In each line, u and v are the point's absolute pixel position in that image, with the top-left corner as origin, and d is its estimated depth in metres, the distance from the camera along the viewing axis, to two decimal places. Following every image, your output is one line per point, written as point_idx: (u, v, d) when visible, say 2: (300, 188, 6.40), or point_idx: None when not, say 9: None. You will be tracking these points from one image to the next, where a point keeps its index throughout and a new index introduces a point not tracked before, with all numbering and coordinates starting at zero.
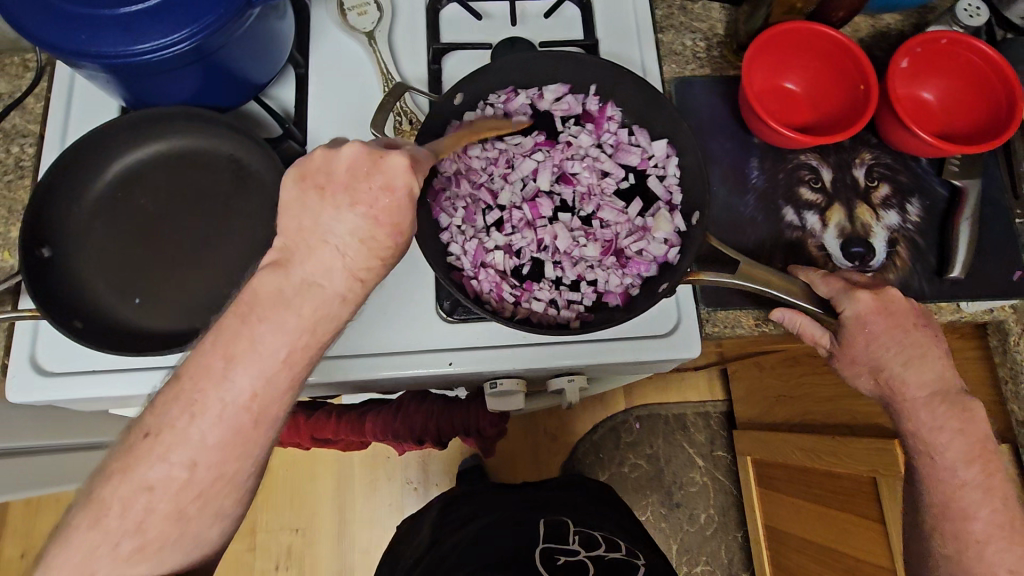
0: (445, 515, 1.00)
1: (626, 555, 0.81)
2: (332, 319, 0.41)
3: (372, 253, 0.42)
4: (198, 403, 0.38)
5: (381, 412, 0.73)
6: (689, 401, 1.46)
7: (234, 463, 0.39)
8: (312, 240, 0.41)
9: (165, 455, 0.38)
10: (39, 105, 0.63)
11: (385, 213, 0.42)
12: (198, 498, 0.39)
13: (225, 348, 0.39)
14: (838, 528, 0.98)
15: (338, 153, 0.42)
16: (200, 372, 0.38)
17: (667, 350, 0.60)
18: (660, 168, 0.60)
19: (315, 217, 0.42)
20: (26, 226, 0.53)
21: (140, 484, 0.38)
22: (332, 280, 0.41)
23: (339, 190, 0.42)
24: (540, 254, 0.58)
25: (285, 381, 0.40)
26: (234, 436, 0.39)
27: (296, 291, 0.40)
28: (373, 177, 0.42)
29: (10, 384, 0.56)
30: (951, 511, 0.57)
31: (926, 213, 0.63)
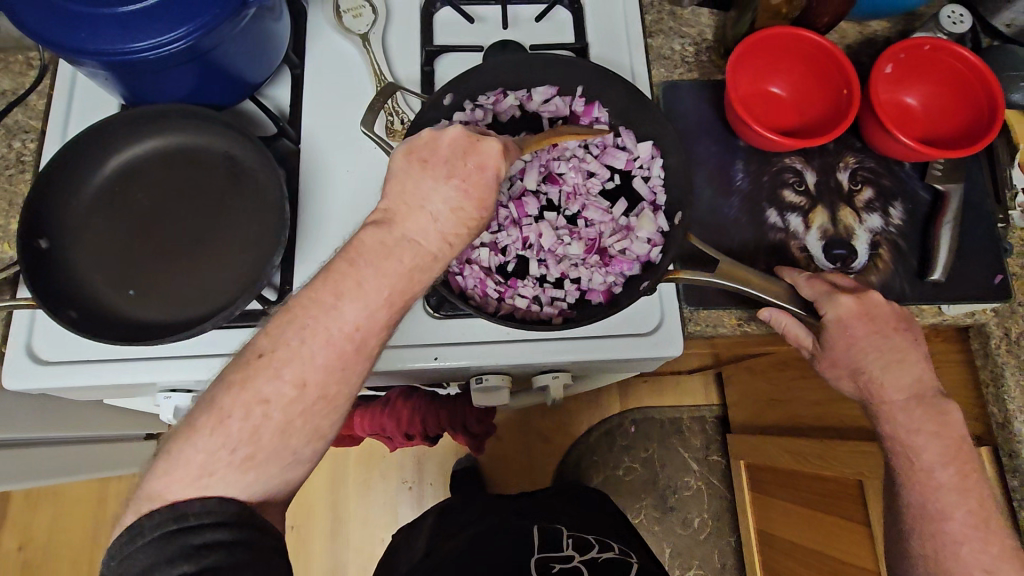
0: (440, 525, 0.99)
1: (619, 556, 0.83)
2: (426, 272, 0.44)
3: (461, 222, 0.44)
4: (310, 327, 0.41)
5: (370, 406, 0.74)
6: (683, 405, 1.46)
7: (335, 386, 0.42)
8: (410, 206, 0.44)
9: (277, 371, 0.41)
10: (41, 101, 0.65)
11: (476, 188, 0.44)
12: (302, 415, 0.41)
13: (335, 285, 0.42)
14: (826, 532, 0.98)
15: (442, 132, 0.45)
16: (312, 302, 0.42)
17: (649, 348, 0.61)
18: (644, 170, 0.61)
19: (416, 183, 0.44)
20: (24, 217, 0.54)
21: (257, 396, 0.41)
22: (426, 241, 0.44)
23: (440, 165, 0.45)
24: (525, 252, 0.60)
25: (383, 320, 0.43)
26: (339, 359, 0.42)
27: (394, 246, 0.43)
28: (470, 154, 0.45)
29: (7, 372, 0.57)
30: (929, 512, 0.57)
31: (909, 217, 0.64)
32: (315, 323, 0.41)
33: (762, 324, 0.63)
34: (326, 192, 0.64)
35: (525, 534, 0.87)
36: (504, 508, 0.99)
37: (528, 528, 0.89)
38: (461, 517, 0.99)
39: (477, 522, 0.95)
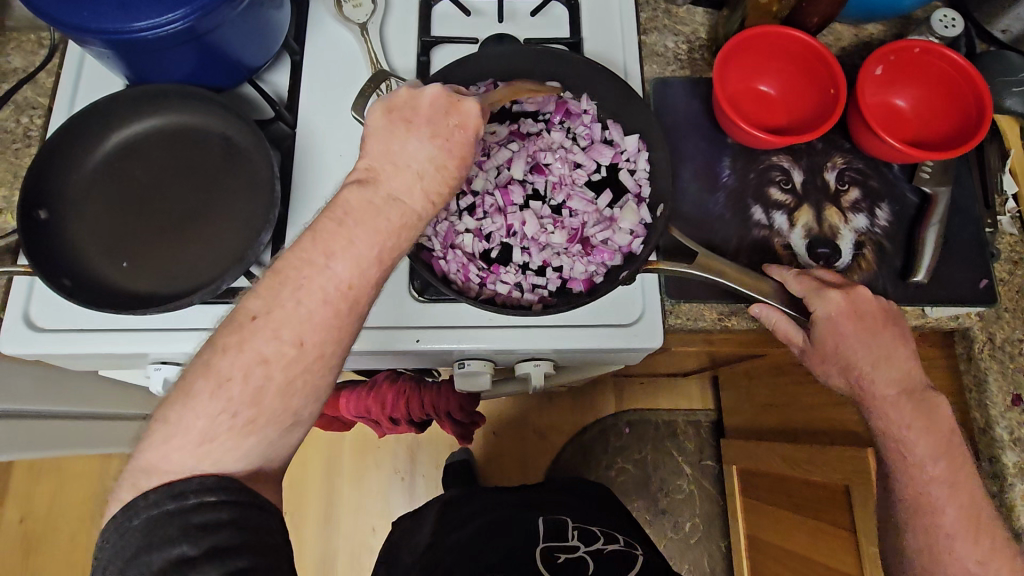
0: (445, 516, 0.96)
1: (624, 546, 0.85)
2: (413, 231, 0.46)
3: (444, 182, 0.47)
4: (304, 286, 0.41)
5: (357, 388, 0.76)
6: (678, 408, 1.46)
7: (334, 344, 0.43)
8: (393, 164, 0.46)
9: (276, 331, 0.41)
10: (50, 80, 0.67)
11: (459, 146, 0.47)
12: (303, 373, 0.42)
13: (325, 244, 0.42)
14: (813, 536, 0.98)
15: (422, 92, 0.48)
16: (303, 261, 0.42)
17: (628, 339, 0.61)
18: (630, 163, 0.62)
19: (400, 142, 0.46)
20: (25, 187, 0.56)
21: (257, 356, 0.40)
22: (412, 199, 0.45)
23: (422, 122, 0.47)
24: (509, 240, 0.61)
25: (374, 277, 0.44)
26: (336, 318, 0.42)
27: (382, 205, 0.45)
28: (453, 111, 0.48)
29: (3, 337, 0.59)
30: (924, 505, 0.57)
31: (895, 219, 0.64)
32: (309, 281, 0.42)
33: (744, 318, 0.63)
34: (319, 177, 0.65)
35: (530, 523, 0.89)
36: (511, 500, 0.97)
37: (532, 518, 0.91)
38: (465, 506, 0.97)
39: (490, 509, 0.93)
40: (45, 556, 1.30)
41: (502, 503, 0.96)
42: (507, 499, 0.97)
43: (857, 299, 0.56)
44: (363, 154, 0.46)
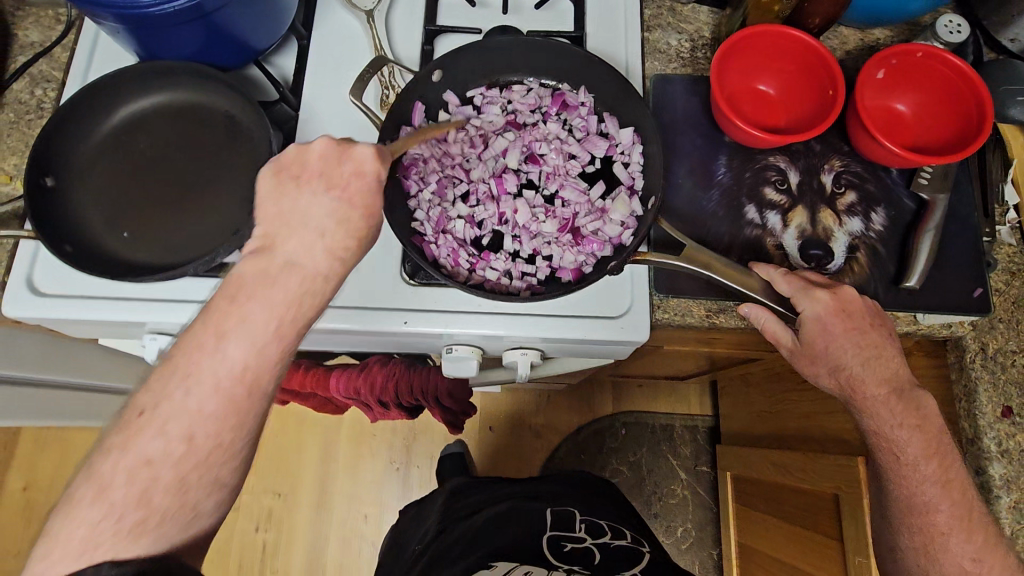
0: (451, 507, 0.99)
1: (631, 542, 0.84)
2: (316, 295, 0.45)
3: (349, 234, 0.46)
4: (193, 375, 0.43)
5: (347, 369, 0.76)
6: (676, 412, 1.46)
7: (231, 433, 0.44)
8: (291, 225, 0.45)
9: (162, 428, 0.42)
10: (65, 54, 0.69)
11: (358, 196, 0.46)
12: (197, 468, 0.43)
13: (217, 327, 0.43)
14: (803, 546, 0.97)
15: (310, 146, 0.47)
16: (193, 348, 0.43)
17: (615, 332, 0.62)
18: (625, 156, 0.63)
19: (292, 203, 0.46)
20: (33, 155, 0.58)
21: (141, 458, 0.42)
22: (312, 261, 0.45)
23: (314, 178, 0.46)
24: (500, 228, 0.61)
25: (273, 353, 0.44)
26: (229, 406, 0.43)
27: (279, 271, 0.44)
28: (345, 163, 0.46)
29: (7, 299, 0.61)
30: (916, 503, 0.58)
31: (891, 223, 0.63)
32: (200, 368, 0.43)
33: (731, 317, 0.63)
34: None
35: (536, 511, 0.89)
36: (511, 492, 0.97)
37: (540, 510, 0.90)
38: (477, 497, 0.98)
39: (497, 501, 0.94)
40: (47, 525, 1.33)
41: (506, 494, 0.96)
42: (510, 490, 0.97)
43: (846, 298, 0.56)
44: (259, 219, 0.46)
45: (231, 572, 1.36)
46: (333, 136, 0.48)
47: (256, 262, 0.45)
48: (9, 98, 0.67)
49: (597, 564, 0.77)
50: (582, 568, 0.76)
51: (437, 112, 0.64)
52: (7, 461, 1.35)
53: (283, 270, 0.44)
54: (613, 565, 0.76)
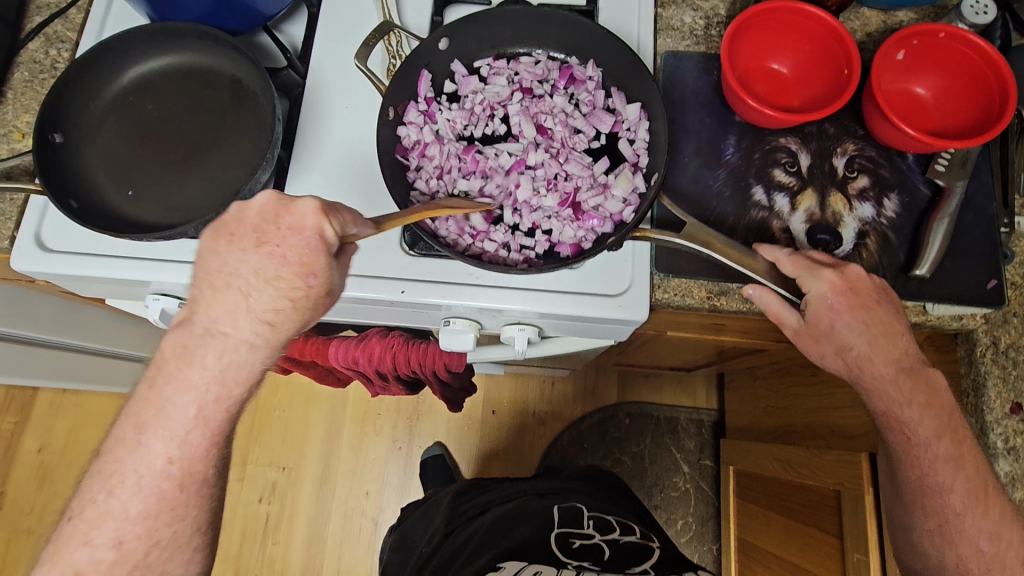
0: (458, 509, 1.00)
1: (641, 537, 0.83)
2: (239, 363, 0.47)
3: (281, 293, 0.46)
4: (116, 476, 0.47)
5: (345, 339, 0.74)
6: (681, 405, 1.45)
7: (168, 528, 0.48)
8: (221, 285, 0.46)
9: (88, 538, 0.47)
10: (80, 16, 0.70)
11: (292, 252, 0.45)
12: (134, 568, 0.47)
13: (137, 420, 0.47)
14: (804, 542, 0.95)
15: (250, 204, 0.47)
16: (117, 442, 0.48)
17: (613, 309, 0.61)
18: (631, 132, 0.61)
19: (222, 262, 0.46)
20: (42, 111, 0.59)
21: (68, 567, 0.46)
22: (235, 328, 0.46)
23: (249, 235, 0.46)
24: (500, 200, 0.60)
25: (200, 440, 0.48)
26: (158, 502, 0.47)
27: (198, 342, 0.47)
28: (285, 218, 0.45)
29: (16, 253, 0.62)
30: (926, 484, 0.55)
31: (903, 210, 0.61)
32: (124, 468, 0.47)
33: (734, 300, 0.61)
34: (325, 126, 0.66)
35: (545, 509, 0.88)
36: (519, 492, 0.97)
37: (547, 507, 0.88)
38: (486, 497, 0.98)
39: (506, 502, 0.93)
40: (57, 485, 1.37)
41: (515, 494, 0.95)
42: (515, 492, 0.97)
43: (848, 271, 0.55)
44: (196, 278, 0.47)
45: (235, 540, 1.38)
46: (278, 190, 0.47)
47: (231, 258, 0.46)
48: (23, 57, 0.68)
49: (608, 558, 0.74)
50: (595, 562, 0.73)
51: (443, 83, 0.63)
52: (24, 422, 1.39)
53: (207, 336, 0.46)
54: (625, 558, 0.75)
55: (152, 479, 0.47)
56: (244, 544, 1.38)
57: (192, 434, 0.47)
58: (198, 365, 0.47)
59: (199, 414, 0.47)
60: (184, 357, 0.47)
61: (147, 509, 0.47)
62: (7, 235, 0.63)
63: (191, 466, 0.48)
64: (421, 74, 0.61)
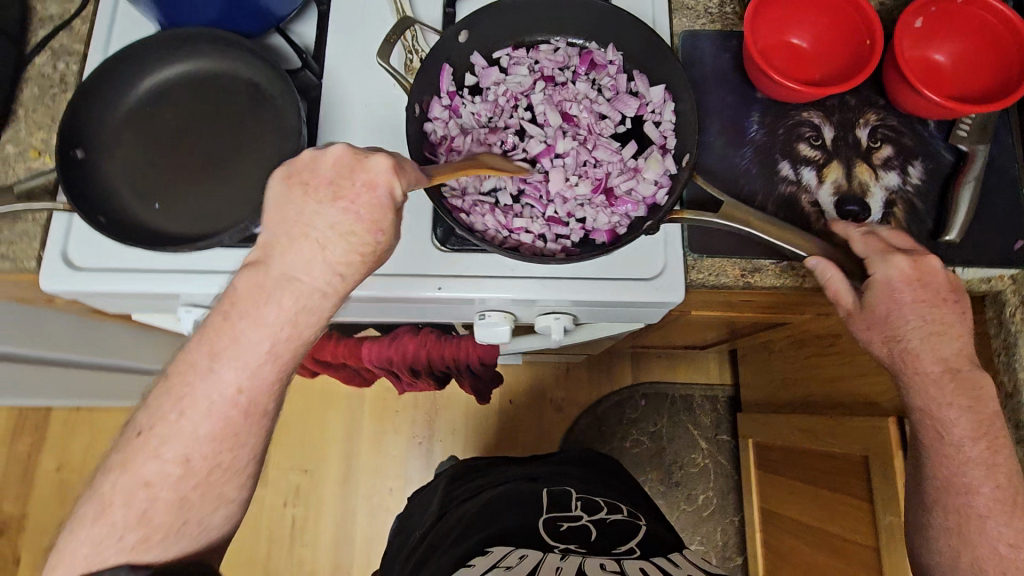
0: (453, 493, 0.99)
1: (627, 516, 0.83)
2: (310, 313, 0.49)
3: (353, 247, 0.48)
4: (186, 397, 0.48)
5: (378, 339, 0.75)
6: (695, 382, 1.47)
7: (229, 453, 0.49)
8: (293, 235, 0.48)
9: (159, 452, 0.47)
10: (84, 27, 0.68)
11: (366, 209, 0.48)
12: (197, 486, 0.48)
13: (210, 349, 0.48)
14: (831, 508, 0.97)
15: (327, 154, 0.49)
16: (188, 367, 0.48)
17: (650, 293, 0.62)
18: (656, 115, 0.61)
19: (299, 210, 0.48)
20: (62, 127, 0.58)
21: (141, 479, 0.47)
22: (310, 275, 0.48)
23: (325, 186, 0.48)
24: (532, 191, 0.60)
25: (271, 377, 0.49)
26: (226, 426, 0.48)
27: (273, 284, 0.48)
28: (360, 173, 0.48)
29: (46, 273, 0.61)
30: (956, 485, 0.56)
31: (928, 176, 0.62)
32: (196, 394, 0.47)
33: (767, 277, 0.62)
34: (346, 125, 0.65)
35: (531, 493, 0.87)
36: (516, 474, 0.96)
37: (537, 492, 0.88)
38: (476, 482, 0.98)
39: (498, 484, 0.93)
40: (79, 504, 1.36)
41: (504, 479, 0.95)
42: (507, 475, 0.96)
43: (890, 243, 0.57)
44: (269, 223, 0.49)
45: (262, 543, 1.39)
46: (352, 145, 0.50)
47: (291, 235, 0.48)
48: (31, 72, 0.66)
49: (594, 540, 0.75)
50: (582, 544, 0.73)
51: (465, 76, 0.63)
52: (41, 441, 1.38)
53: (283, 280, 0.48)
54: (611, 540, 0.75)
55: (222, 406, 0.48)
56: (272, 547, 1.38)
57: (264, 367, 0.48)
58: (274, 305, 0.48)
59: (271, 349, 0.48)
60: (260, 296, 0.48)
61: (213, 432, 0.48)
62: (34, 256, 0.62)
63: (256, 399, 0.49)
64: (444, 68, 0.61)
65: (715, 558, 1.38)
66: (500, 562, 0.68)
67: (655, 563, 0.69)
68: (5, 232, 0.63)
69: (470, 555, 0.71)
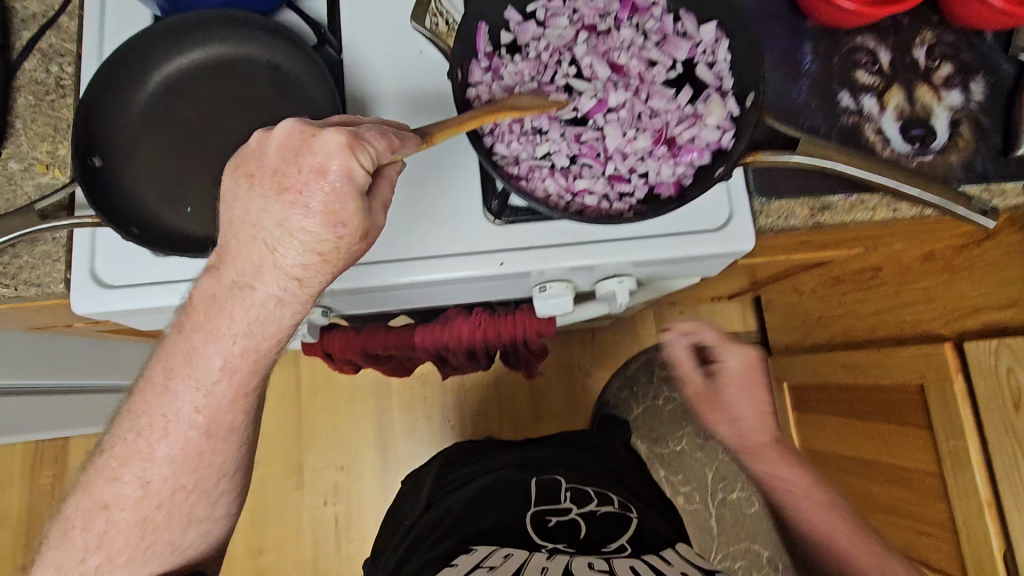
0: (443, 477, 0.96)
1: (618, 509, 0.79)
2: (264, 324, 0.49)
3: (307, 249, 0.46)
4: (146, 423, 0.51)
5: (430, 325, 0.72)
6: (721, 332, 1.46)
7: (193, 473, 0.52)
8: (242, 236, 0.47)
9: (119, 475, 0.51)
10: (73, 23, 0.62)
11: (316, 198, 0.44)
12: (161, 505, 0.52)
13: (164, 370, 0.51)
14: (885, 437, 0.98)
15: (273, 137, 0.45)
16: (147, 388, 0.51)
17: (719, 244, 0.59)
18: (708, 55, 0.57)
19: (247, 207, 0.46)
20: (75, 134, 0.53)
21: (100, 500, 0.51)
22: (261, 283, 0.47)
23: (272, 178, 0.45)
24: (589, 150, 0.56)
25: (227, 397, 0.51)
26: (184, 449, 0.51)
27: (226, 294, 0.48)
28: (306, 158, 0.44)
29: (76, 297, 0.57)
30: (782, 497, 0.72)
31: (991, 92, 0.60)
32: (157, 414, 0.51)
33: (835, 215, 0.61)
34: (378, 101, 0.61)
35: (520, 483, 0.84)
36: (505, 461, 0.93)
37: (524, 480, 0.84)
38: (470, 469, 0.94)
39: (487, 472, 0.89)
40: None
41: (495, 467, 0.91)
42: (498, 462, 0.93)
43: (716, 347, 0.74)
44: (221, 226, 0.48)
45: (306, 545, 1.37)
46: (301, 120, 0.45)
47: (238, 240, 0.47)
48: (22, 79, 0.61)
49: (584, 541, 0.71)
50: (569, 545, 0.70)
51: (501, 33, 0.58)
52: (62, 473, 1.33)
53: (237, 288, 0.48)
54: (600, 538, 0.72)
55: (181, 427, 0.51)
56: (318, 547, 1.37)
57: (218, 387, 0.50)
58: (227, 318, 0.48)
59: (224, 364, 0.50)
60: (214, 305, 0.48)
61: (172, 454, 0.51)
62: (62, 278, 0.58)
63: (216, 417, 0.51)
64: (481, 27, 0.56)
65: (758, 503, 1.40)
66: (483, 562, 0.65)
67: (646, 560, 0.66)
68: (25, 256, 0.58)
69: (453, 555, 0.68)
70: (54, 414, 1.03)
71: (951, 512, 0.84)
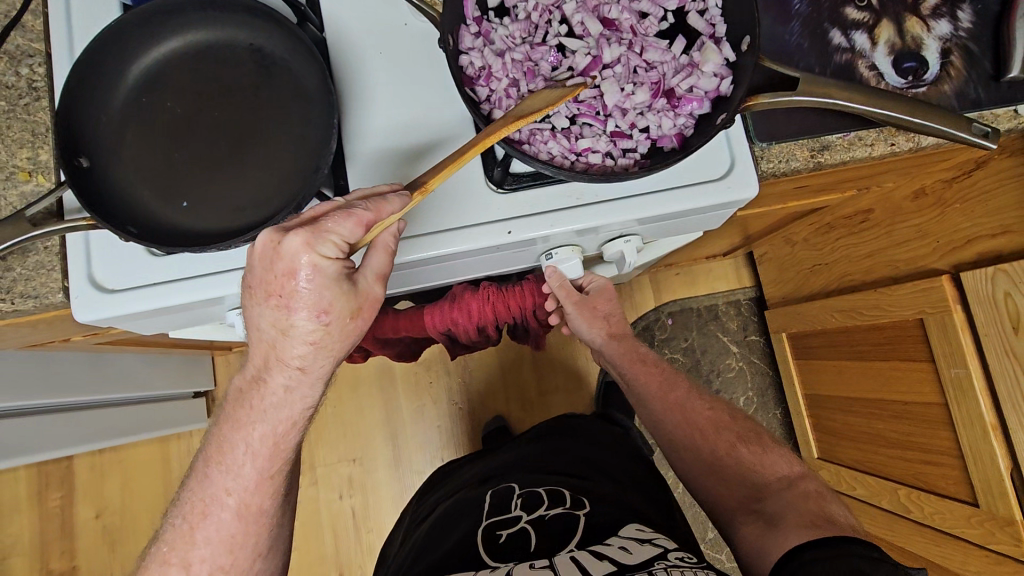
0: (418, 508, 0.99)
1: (570, 508, 0.77)
2: (287, 409, 0.51)
3: (304, 340, 0.48)
4: (196, 511, 0.52)
5: (438, 304, 0.71)
6: (717, 290, 1.47)
7: (229, 556, 0.52)
8: (253, 335, 0.50)
9: (167, 559, 0.52)
10: (38, 21, 0.60)
11: (298, 300, 0.46)
12: None
13: (208, 456, 0.53)
14: (885, 376, 0.99)
15: (252, 248, 0.46)
16: (196, 486, 0.52)
17: (722, 192, 0.58)
18: (699, 2, 0.56)
19: (248, 311, 0.49)
20: (59, 137, 0.51)
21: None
22: (273, 376, 0.50)
23: (260, 285, 0.47)
24: (587, 111, 0.56)
25: (254, 479, 0.52)
26: (227, 544, 0.52)
27: (249, 387, 0.51)
28: (277, 263, 0.45)
29: (77, 304, 0.55)
30: (714, 454, 0.73)
31: (979, 18, 0.60)
32: (198, 499, 0.52)
33: (836, 156, 0.61)
34: (369, 79, 0.59)
35: (475, 498, 0.85)
36: (467, 478, 0.95)
37: (479, 496, 0.85)
38: (435, 496, 0.97)
39: (450, 496, 0.91)
40: (130, 545, 1.31)
41: (458, 486, 0.93)
42: (462, 480, 0.94)
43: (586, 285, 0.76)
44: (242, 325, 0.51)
45: (327, 541, 1.37)
46: (273, 226, 0.46)
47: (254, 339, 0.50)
48: None
49: (533, 551, 0.70)
50: (519, 557, 0.69)
51: None
52: (70, 494, 1.31)
53: (255, 383, 0.51)
54: (551, 545, 0.71)
55: (223, 511, 0.51)
56: (340, 541, 1.37)
57: (245, 469, 0.51)
58: (247, 411, 0.51)
59: (247, 449, 0.51)
60: (241, 400, 0.51)
61: (219, 537, 0.52)
62: (60, 286, 0.56)
63: (247, 500, 0.52)
64: None
65: None
66: None
67: (593, 557, 0.65)
68: (17, 267, 0.56)
69: None
70: (57, 436, 1.01)
71: (957, 441, 0.86)
